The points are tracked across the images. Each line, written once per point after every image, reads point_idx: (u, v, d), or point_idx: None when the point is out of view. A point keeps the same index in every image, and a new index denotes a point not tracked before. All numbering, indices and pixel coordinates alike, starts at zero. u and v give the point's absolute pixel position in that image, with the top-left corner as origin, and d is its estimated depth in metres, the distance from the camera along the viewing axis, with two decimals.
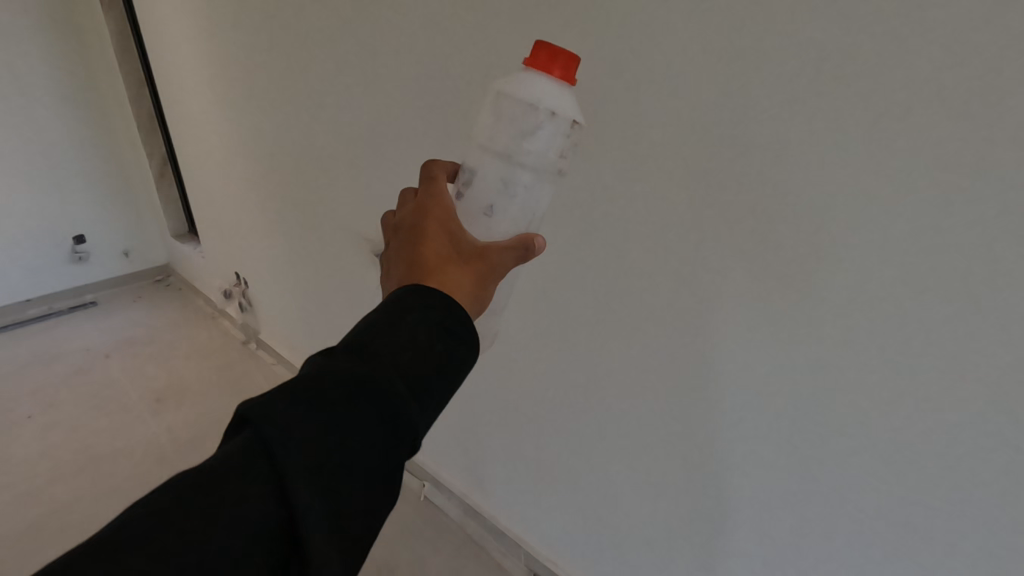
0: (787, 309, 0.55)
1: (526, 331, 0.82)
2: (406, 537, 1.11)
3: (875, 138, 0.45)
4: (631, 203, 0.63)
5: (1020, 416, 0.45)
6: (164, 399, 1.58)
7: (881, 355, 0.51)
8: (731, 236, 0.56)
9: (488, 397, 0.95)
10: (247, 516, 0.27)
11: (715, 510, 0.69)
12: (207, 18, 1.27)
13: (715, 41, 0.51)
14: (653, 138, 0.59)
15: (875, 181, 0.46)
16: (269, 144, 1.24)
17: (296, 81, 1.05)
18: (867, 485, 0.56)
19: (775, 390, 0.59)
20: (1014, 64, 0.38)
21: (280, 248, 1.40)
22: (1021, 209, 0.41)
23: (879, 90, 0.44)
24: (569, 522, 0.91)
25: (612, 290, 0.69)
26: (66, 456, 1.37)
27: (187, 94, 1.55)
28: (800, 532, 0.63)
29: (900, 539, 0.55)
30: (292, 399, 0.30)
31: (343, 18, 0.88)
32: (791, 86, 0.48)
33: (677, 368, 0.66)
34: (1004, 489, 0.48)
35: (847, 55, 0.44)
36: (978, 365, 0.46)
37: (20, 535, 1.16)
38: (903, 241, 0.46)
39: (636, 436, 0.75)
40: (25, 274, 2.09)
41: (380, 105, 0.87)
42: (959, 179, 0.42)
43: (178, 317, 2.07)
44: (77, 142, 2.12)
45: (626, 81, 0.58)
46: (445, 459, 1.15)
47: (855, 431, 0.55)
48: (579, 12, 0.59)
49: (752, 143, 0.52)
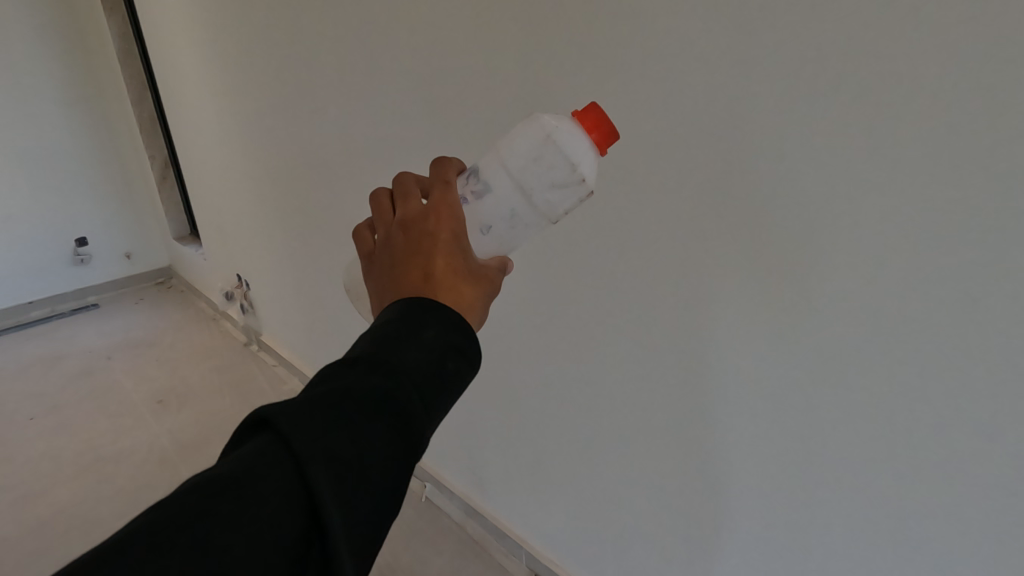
0: (766, 311, 0.55)
1: (526, 331, 0.83)
2: (408, 538, 1.13)
3: (848, 147, 0.45)
4: (617, 206, 0.63)
5: (990, 430, 0.45)
6: (165, 400, 1.60)
7: (855, 365, 0.50)
8: (708, 243, 0.57)
9: (488, 396, 0.96)
10: (274, 513, 0.28)
11: (697, 517, 0.71)
12: (210, 23, 1.28)
13: (691, 48, 0.51)
14: (636, 143, 0.59)
15: (847, 184, 0.46)
16: (268, 148, 1.25)
17: (296, 85, 1.06)
18: (847, 488, 0.55)
19: (757, 390, 0.59)
20: (975, 72, 0.38)
21: (280, 251, 1.42)
22: (991, 221, 0.40)
23: (848, 97, 0.44)
24: (565, 527, 0.93)
25: (603, 291, 0.70)
26: (66, 458, 1.39)
27: (189, 98, 1.57)
28: (776, 540, 0.63)
29: (878, 544, 0.55)
30: (317, 411, 0.31)
31: (340, 22, 0.89)
32: (762, 93, 0.48)
33: (664, 368, 0.67)
34: (976, 495, 0.47)
35: (815, 62, 0.45)
36: (949, 370, 0.45)
37: (19, 536, 1.18)
38: (874, 245, 0.46)
39: (628, 435, 0.75)
40: (26, 279, 2.11)
41: (380, 109, 0.89)
42: (930, 190, 0.42)
43: (180, 319, 2.09)
44: (77, 144, 2.14)
45: (610, 88, 0.58)
46: (445, 460, 1.16)
47: (832, 440, 0.55)
48: (567, 18, 0.59)
49: (727, 148, 0.52)
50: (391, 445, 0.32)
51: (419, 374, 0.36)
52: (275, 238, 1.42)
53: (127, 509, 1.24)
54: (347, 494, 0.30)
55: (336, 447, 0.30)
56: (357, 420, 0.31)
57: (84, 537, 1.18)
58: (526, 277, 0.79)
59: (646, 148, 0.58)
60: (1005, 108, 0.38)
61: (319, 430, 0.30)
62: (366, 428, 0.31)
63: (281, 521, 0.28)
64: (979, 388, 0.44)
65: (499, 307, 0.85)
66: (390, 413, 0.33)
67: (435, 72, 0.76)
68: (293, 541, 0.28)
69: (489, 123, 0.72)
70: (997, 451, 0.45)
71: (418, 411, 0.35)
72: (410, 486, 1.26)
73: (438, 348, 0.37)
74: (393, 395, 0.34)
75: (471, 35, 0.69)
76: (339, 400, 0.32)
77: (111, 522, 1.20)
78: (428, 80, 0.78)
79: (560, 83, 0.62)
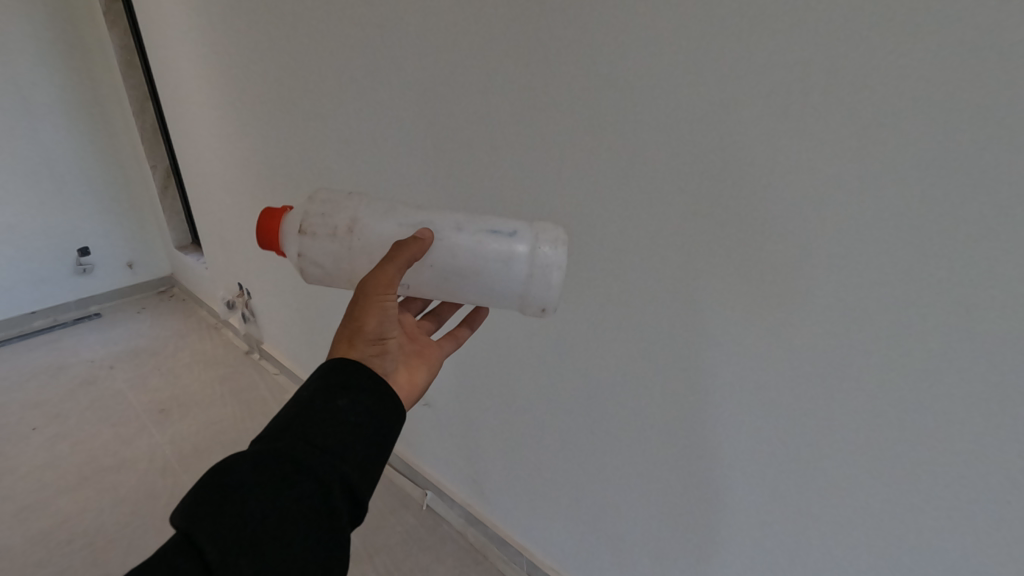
0: (751, 333, 0.57)
1: (511, 344, 0.87)
2: (410, 543, 1.17)
3: (822, 178, 0.47)
4: (604, 231, 0.66)
5: (977, 438, 0.46)
6: (168, 410, 1.64)
7: (836, 384, 0.52)
8: (695, 261, 0.58)
9: (479, 405, 1.00)
10: (175, 563, 0.38)
11: (684, 524, 0.74)
12: (213, 41, 1.33)
13: (676, 67, 0.53)
14: (620, 168, 0.61)
15: (824, 214, 0.48)
16: (270, 163, 1.30)
17: (296, 103, 1.10)
18: (835, 500, 0.57)
19: (743, 409, 0.61)
20: (944, 93, 0.39)
21: (282, 263, 1.47)
22: (975, 233, 0.41)
23: (819, 126, 0.46)
24: (558, 531, 0.97)
25: (585, 307, 0.73)
26: (71, 468, 1.43)
27: (194, 115, 1.61)
28: (765, 547, 0.65)
29: (866, 549, 0.56)
30: (212, 493, 0.41)
31: (333, 47, 0.93)
32: (740, 118, 0.50)
33: (646, 382, 0.70)
34: (961, 505, 0.48)
35: (785, 92, 0.47)
36: (933, 387, 0.46)
37: (25, 541, 1.22)
38: (851, 273, 0.48)
39: (615, 442, 0.78)
40: (30, 290, 2.16)
41: (369, 130, 0.93)
42: (908, 216, 0.43)
43: (182, 328, 2.14)
44: (80, 153, 2.19)
45: (600, 106, 0.60)
46: (445, 468, 1.20)
47: (823, 452, 0.55)
48: (553, 43, 0.61)
49: (710, 174, 0.54)
50: (274, 474, 0.43)
51: (305, 423, 0.47)
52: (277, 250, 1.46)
53: (130, 514, 1.27)
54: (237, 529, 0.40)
55: (219, 493, 0.42)
56: (241, 470, 0.43)
57: (86, 540, 1.22)
58: None
59: (636, 165, 0.60)
60: (975, 133, 0.39)
61: (208, 485, 0.42)
62: (245, 476, 0.43)
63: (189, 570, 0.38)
64: (966, 398, 0.45)
65: (491, 319, 0.88)
66: (273, 456, 0.44)
67: (424, 91, 0.79)
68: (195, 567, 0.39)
69: (478, 137, 0.74)
70: (983, 461, 0.46)
71: (302, 450, 0.45)
72: (412, 491, 1.30)
73: (318, 405, 0.48)
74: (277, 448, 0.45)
75: (457, 54, 0.72)
76: (229, 480, 0.42)
77: (113, 527, 1.24)
78: (417, 97, 0.81)
79: (546, 98, 0.65)
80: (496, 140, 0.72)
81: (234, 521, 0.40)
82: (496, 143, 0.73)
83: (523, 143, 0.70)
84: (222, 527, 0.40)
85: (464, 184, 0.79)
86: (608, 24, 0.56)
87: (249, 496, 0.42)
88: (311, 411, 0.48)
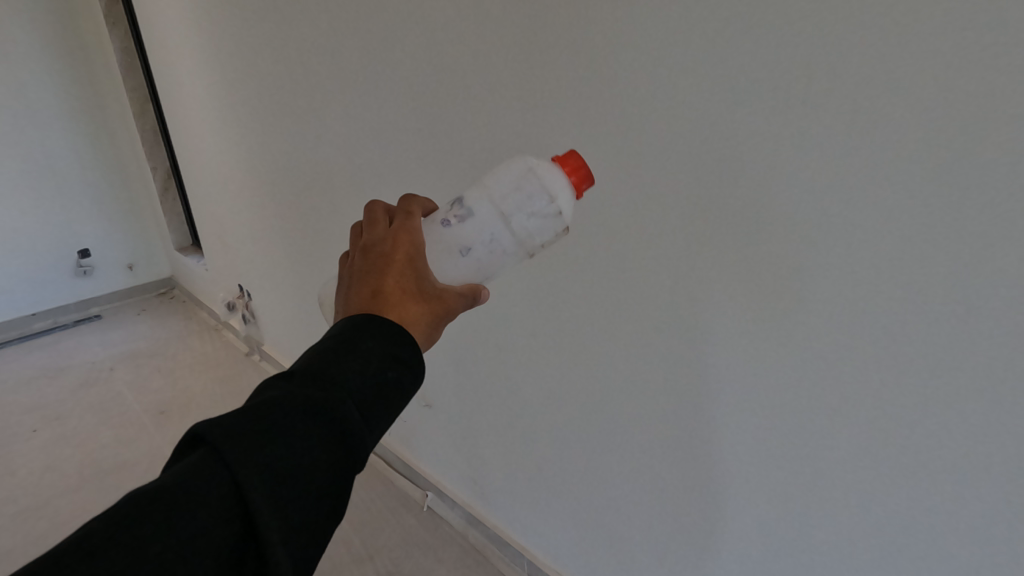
0: (756, 331, 0.54)
1: (513, 343, 0.85)
2: (411, 547, 1.14)
3: (827, 167, 0.44)
4: (604, 224, 0.63)
5: (990, 443, 0.43)
6: (166, 412, 1.62)
7: (844, 382, 0.49)
8: (698, 254, 0.56)
9: (481, 405, 0.98)
10: (197, 501, 0.29)
11: (692, 529, 0.71)
12: (212, 38, 1.31)
13: (676, 47, 0.50)
14: (618, 157, 0.59)
15: (829, 204, 0.45)
16: (270, 160, 1.28)
17: (296, 99, 1.08)
18: (845, 505, 0.54)
19: (746, 410, 0.58)
20: (957, 73, 0.37)
21: (282, 263, 1.44)
22: (993, 219, 0.38)
23: (823, 112, 0.43)
24: (563, 534, 0.95)
25: (587, 303, 0.70)
26: (65, 470, 1.41)
27: (194, 114, 1.59)
28: (773, 553, 0.62)
29: (874, 556, 0.53)
30: (248, 428, 0.32)
31: (334, 40, 0.90)
32: (741, 103, 0.47)
33: (650, 380, 0.67)
34: (978, 512, 0.45)
35: (790, 75, 0.44)
36: (947, 388, 0.43)
37: (16, 544, 1.20)
38: (859, 267, 0.45)
39: (618, 442, 0.76)
40: (28, 291, 2.14)
41: (368, 122, 0.90)
42: (923, 206, 0.40)
43: (182, 329, 2.12)
44: (76, 153, 2.16)
45: (598, 93, 0.57)
46: (446, 469, 1.18)
47: (833, 453, 0.52)
48: (551, 28, 0.59)
49: (711, 163, 0.51)
50: (320, 427, 0.34)
51: (358, 377, 0.37)
52: (276, 248, 1.43)
53: None
54: (285, 505, 0.31)
55: (257, 429, 0.32)
56: (281, 410, 0.34)
57: None
58: (516, 291, 0.79)
59: (636, 155, 0.57)
60: (988, 114, 0.36)
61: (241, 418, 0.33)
62: (288, 420, 0.33)
63: (219, 553, 0.29)
64: (984, 399, 0.42)
65: (493, 317, 0.86)
66: (319, 403, 0.35)
67: (425, 82, 0.76)
68: (222, 510, 0.30)
69: (476, 127, 0.71)
70: (1002, 465, 0.43)
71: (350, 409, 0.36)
72: (413, 493, 1.28)
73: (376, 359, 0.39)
74: (337, 406, 0.35)
75: (456, 43, 0.69)
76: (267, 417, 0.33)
77: None
78: (417, 90, 0.78)
79: (546, 87, 0.62)
80: (494, 131, 0.70)
81: (274, 473, 0.31)
82: (496, 135, 0.70)
83: (521, 132, 0.67)
84: (260, 475, 0.31)
85: (462, 178, 0.77)
86: (607, 7, 0.54)
87: (294, 443, 0.33)
88: (367, 367, 0.38)
